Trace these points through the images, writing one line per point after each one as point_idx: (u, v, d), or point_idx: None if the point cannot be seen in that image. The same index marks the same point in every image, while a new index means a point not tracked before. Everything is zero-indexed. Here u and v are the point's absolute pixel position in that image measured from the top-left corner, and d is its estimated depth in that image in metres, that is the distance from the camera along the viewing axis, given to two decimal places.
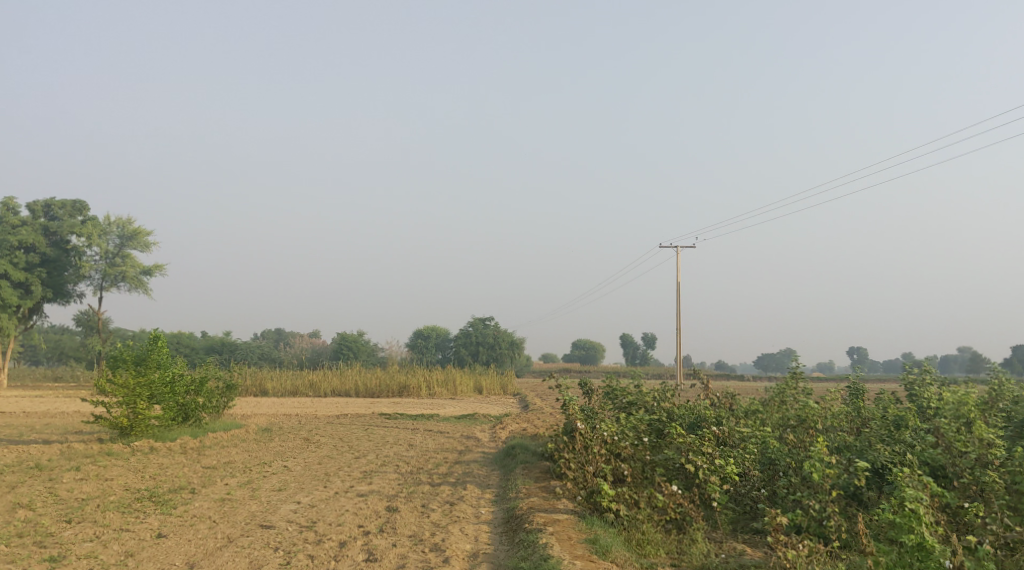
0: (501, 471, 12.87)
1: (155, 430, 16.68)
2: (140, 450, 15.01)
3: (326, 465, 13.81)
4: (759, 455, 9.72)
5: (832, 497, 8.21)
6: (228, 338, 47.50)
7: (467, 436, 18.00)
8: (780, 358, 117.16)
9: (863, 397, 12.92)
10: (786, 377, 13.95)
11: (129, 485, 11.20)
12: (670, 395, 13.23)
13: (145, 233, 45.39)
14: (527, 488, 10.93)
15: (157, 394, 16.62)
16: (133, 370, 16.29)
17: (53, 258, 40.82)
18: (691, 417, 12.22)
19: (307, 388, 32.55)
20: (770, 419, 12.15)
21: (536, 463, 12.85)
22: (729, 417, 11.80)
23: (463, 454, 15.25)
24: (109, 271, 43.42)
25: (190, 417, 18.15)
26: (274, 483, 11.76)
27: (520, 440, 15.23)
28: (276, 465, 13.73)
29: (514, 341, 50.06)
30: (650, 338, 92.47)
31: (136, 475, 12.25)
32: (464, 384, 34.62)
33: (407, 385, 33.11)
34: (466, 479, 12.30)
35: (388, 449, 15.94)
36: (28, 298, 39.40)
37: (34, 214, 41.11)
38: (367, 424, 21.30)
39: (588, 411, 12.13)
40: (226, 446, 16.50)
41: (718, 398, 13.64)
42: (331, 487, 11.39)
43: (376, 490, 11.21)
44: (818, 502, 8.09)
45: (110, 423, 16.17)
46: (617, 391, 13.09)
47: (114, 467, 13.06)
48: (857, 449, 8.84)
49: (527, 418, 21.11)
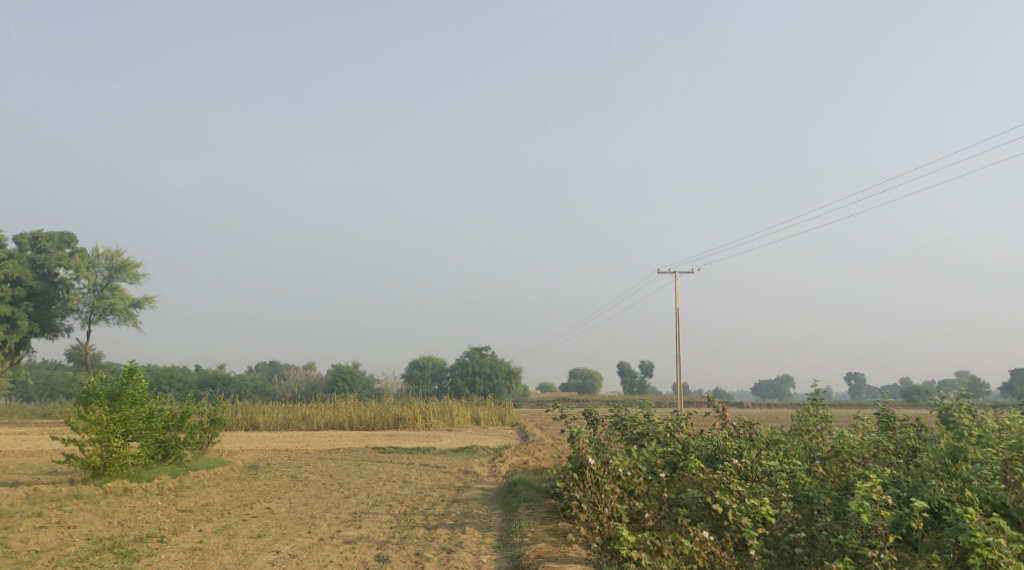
0: (503, 511, 11.81)
1: (131, 469, 15.61)
2: (114, 492, 13.93)
3: (312, 506, 12.73)
4: (792, 494, 8.83)
5: (887, 543, 7.29)
6: (221, 371, 46.42)
7: (465, 471, 16.93)
8: (779, 387, 115.92)
9: (894, 424, 11.91)
10: (807, 405, 12.93)
11: (91, 534, 10.13)
12: (683, 423, 12.26)
13: (135, 264, 44.37)
14: (534, 532, 9.88)
15: (133, 431, 15.52)
16: (106, 406, 15.22)
17: (40, 291, 39.74)
18: (709, 449, 11.23)
19: (299, 422, 31.39)
20: (795, 451, 11.18)
21: (541, 501, 11.82)
22: (750, 448, 10.85)
23: (461, 491, 14.17)
24: (98, 303, 42.39)
25: (170, 454, 17.01)
26: (253, 528, 10.69)
27: (523, 475, 14.19)
28: (258, 507, 12.65)
29: (511, 371, 49.24)
30: (649, 367, 91.51)
31: (103, 522, 11.16)
32: (461, 415, 33.60)
33: (402, 417, 32.00)
34: (465, 520, 11.26)
35: (380, 487, 14.85)
36: (14, 333, 38.34)
37: (21, 247, 39.97)
38: (358, 459, 20.18)
39: (595, 443, 11.13)
40: (206, 486, 15.41)
41: (736, 429, 12.60)
42: (315, 533, 10.31)
43: (365, 535, 10.13)
44: (872, 550, 7.18)
45: (82, 462, 15.06)
46: (627, 420, 12.09)
47: (81, 512, 11.98)
48: (909, 485, 7.96)
49: (527, 450, 20.08)
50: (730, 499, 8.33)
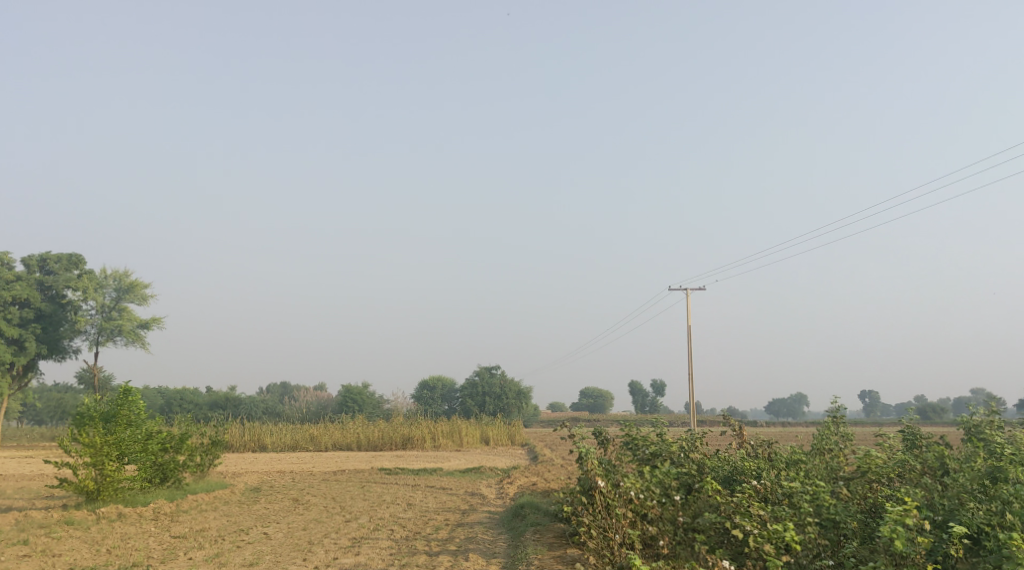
0: (510, 536, 11.26)
1: (126, 494, 15.13)
2: (107, 518, 13.42)
3: (310, 531, 12.22)
4: (817, 516, 8.32)
5: None
6: (231, 392, 45.99)
7: (472, 493, 16.35)
8: (792, 405, 114.72)
9: (921, 443, 11.32)
10: (828, 425, 12.38)
11: (75, 563, 9.63)
12: (698, 442, 11.73)
13: (143, 285, 44.10)
14: (540, 559, 9.34)
15: (128, 453, 15.06)
16: (101, 428, 14.79)
17: (48, 313, 39.47)
18: (725, 470, 10.69)
19: (307, 442, 30.89)
20: (816, 470, 10.64)
21: (548, 525, 11.29)
22: (770, 468, 10.33)
23: (467, 514, 13.63)
24: (106, 324, 42.10)
25: (169, 478, 16.53)
26: (246, 556, 10.15)
27: (530, 497, 13.63)
28: (255, 533, 12.14)
29: (521, 391, 48.55)
30: (660, 386, 90.57)
31: (90, 549, 10.64)
32: (470, 435, 32.99)
33: (411, 436, 31.44)
34: (469, 546, 10.72)
35: (383, 510, 14.31)
36: (22, 355, 38.03)
37: (29, 269, 39.77)
38: (363, 480, 19.66)
39: (606, 464, 10.61)
40: (204, 510, 14.90)
41: (754, 449, 12.05)
42: (310, 561, 9.77)
43: (363, 564, 9.57)
44: None
45: (76, 486, 14.60)
46: (639, 440, 11.57)
47: (70, 539, 11.49)
48: (944, 507, 7.39)
49: (537, 471, 19.48)
50: (751, 525, 7.76)
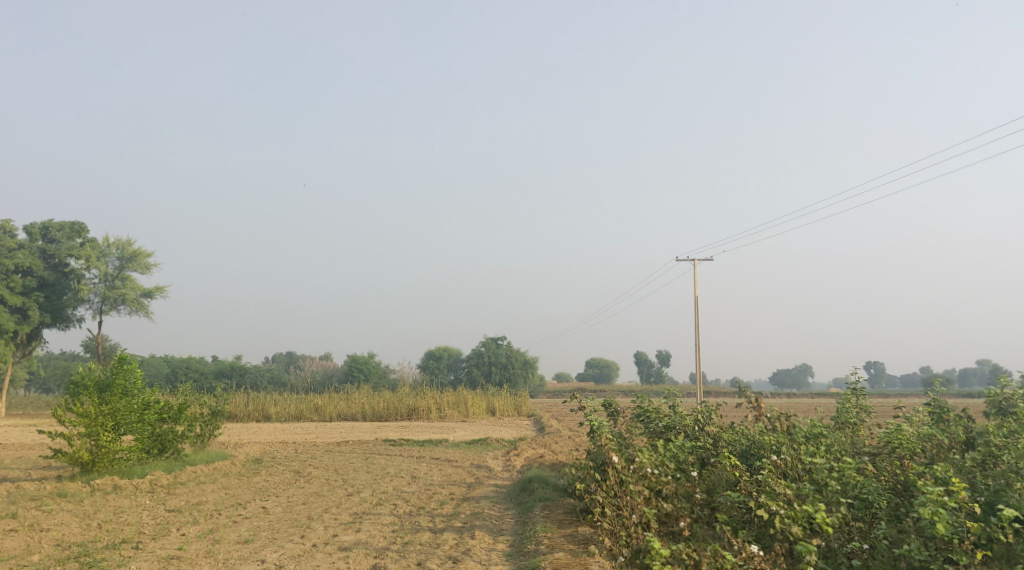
0: (517, 511, 10.81)
1: (123, 465, 14.74)
2: (102, 491, 13.01)
3: (310, 506, 11.78)
4: (846, 495, 7.82)
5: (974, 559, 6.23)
6: (237, 361, 45.74)
7: (478, 466, 15.92)
8: (798, 374, 114.84)
9: (950, 415, 10.85)
10: (848, 398, 11.88)
11: (63, 539, 9.18)
12: (714, 415, 11.18)
13: (146, 253, 43.64)
14: (550, 539, 8.85)
15: (124, 424, 14.64)
16: (95, 398, 14.37)
17: (51, 282, 39.07)
18: (742, 443, 10.15)
19: (311, 412, 30.58)
20: (837, 445, 10.12)
21: (558, 501, 10.83)
22: (789, 442, 9.79)
23: (472, 487, 13.18)
24: (109, 293, 41.67)
25: (167, 448, 16.12)
26: (242, 532, 9.68)
27: (538, 471, 13.17)
28: (252, 507, 11.70)
29: (527, 361, 48.08)
30: (666, 357, 90.30)
31: (81, 524, 10.19)
32: (476, 405, 32.63)
33: (416, 407, 31.07)
34: (475, 522, 10.23)
35: (386, 483, 13.88)
36: (26, 324, 37.68)
37: (31, 237, 39.29)
38: (367, 452, 19.24)
39: (619, 437, 10.08)
40: (202, 483, 14.48)
41: (771, 422, 11.52)
42: (308, 538, 9.28)
43: (364, 542, 9.07)
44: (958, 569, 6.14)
45: (70, 457, 14.18)
46: (651, 412, 11.10)
47: (60, 512, 11.05)
48: (990, 489, 6.88)
49: (544, 443, 19.06)
50: (778, 505, 7.21)
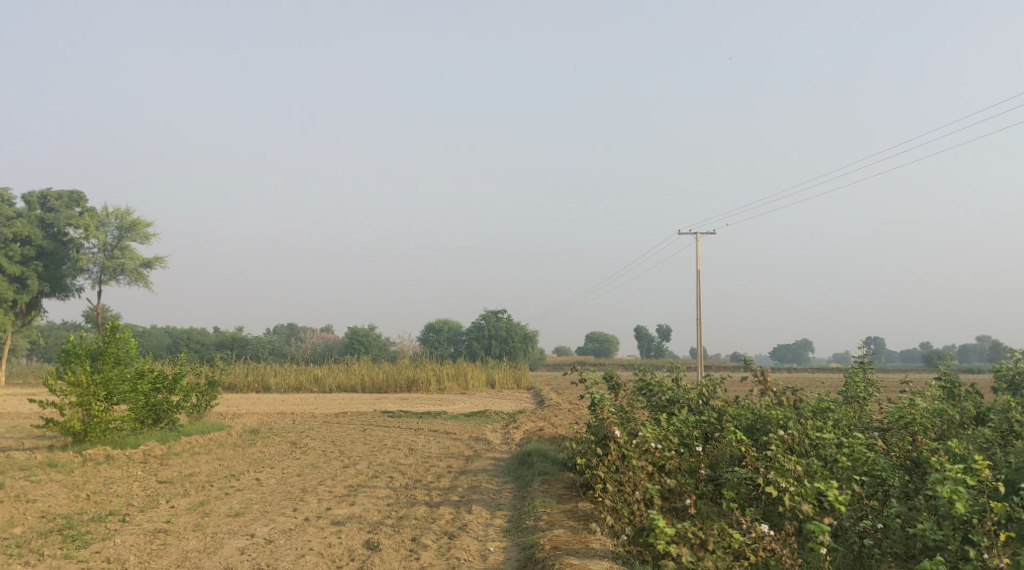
0: (516, 485, 10.55)
1: (115, 435, 14.49)
2: (93, 461, 12.77)
3: (305, 478, 11.53)
4: (857, 472, 7.55)
5: (997, 541, 5.99)
6: (238, 332, 45.53)
7: (476, 438, 15.67)
8: (797, 349, 114.84)
9: (962, 391, 10.58)
10: (855, 373, 11.59)
11: (48, 511, 8.92)
12: (718, 387, 10.84)
13: (145, 223, 43.24)
14: (550, 514, 8.59)
15: (117, 393, 14.37)
16: (88, 366, 14.10)
17: (50, 251, 38.73)
18: (747, 417, 9.85)
19: (311, 383, 30.37)
20: (845, 419, 9.85)
21: (557, 475, 10.57)
22: (796, 416, 9.48)
23: (470, 460, 12.93)
24: (108, 263, 41.31)
25: (162, 419, 15.86)
26: (233, 505, 9.42)
27: (537, 444, 12.91)
28: (246, 479, 11.45)
29: (527, 334, 47.82)
30: (666, 331, 90.15)
31: (69, 495, 9.94)
32: (476, 378, 32.45)
33: (416, 379, 30.86)
34: (473, 496, 9.98)
35: (383, 455, 13.64)
36: (25, 293, 37.39)
37: (30, 205, 38.85)
38: (365, 424, 19.00)
39: (620, 411, 9.80)
40: (197, 453, 14.26)
41: (777, 395, 11.22)
42: (300, 512, 9.01)
43: (357, 516, 8.80)
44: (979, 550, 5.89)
45: (62, 427, 13.93)
46: (654, 386, 10.81)
47: (49, 483, 10.79)
48: (1012, 467, 6.62)
49: (544, 416, 18.82)
50: (788, 482, 6.93)
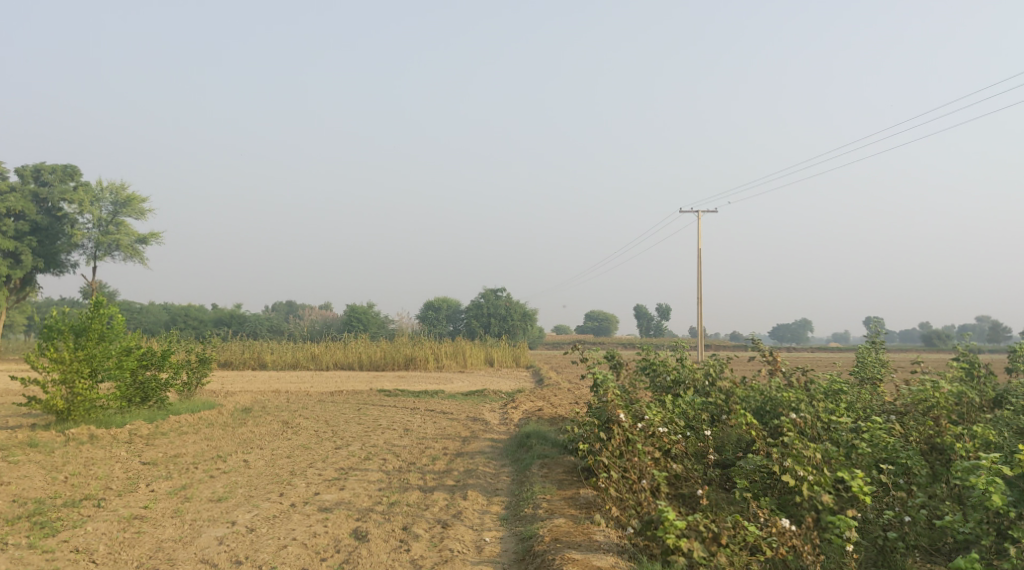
0: (514, 469, 10.10)
1: (101, 414, 14.05)
2: (76, 440, 12.32)
3: (295, 460, 11.08)
4: (878, 459, 7.09)
5: None
6: (237, 310, 45.09)
7: (474, 418, 15.24)
8: (797, 329, 114.60)
9: (981, 371, 10.09)
10: (867, 354, 11.07)
11: (20, 494, 8.47)
12: (725, 367, 10.36)
13: (140, 199, 42.60)
14: (549, 502, 8.13)
15: (102, 371, 13.89)
16: (71, 343, 13.62)
17: (45, 226, 38.15)
18: (756, 399, 9.33)
19: (308, 361, 29.93)
20: (859, 402, 9.37)
21: (557, 459, 10.10)
22: (808, 398, 9.00)
23: (467, 442, 12.49)
24: (103, 239, 40.73)
25: (150, 398, 15.40)
26: (216, 489, 8.96)
27: (536, 425, 12.45)
28: (233, 461, 11.00)
29: (527, 313, 47.38)
30: (666, 310, 89.60)
31: (45, 478, 9.47)
32: (475, 356, 32.08)
33: (413, 357, 30.41)
34: (468, 481, 9.50)
35: (377, 436, 13.20)
36: (18, 269, 36.83)
37: (23, 179, 38.20)
38: (361, 403, 18.58)
39: (623, 392, 9.31)
40: (184, 433, 13.80)
41: (788, 375, 10.70)
42: (286, 497, 8.56)
43: (346, 502, 8.33)
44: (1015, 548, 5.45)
45: (44, 406, 13.45)
46: (658, 365, 10.32)
47: (26, 463, 10.32)
48: None
49: (543, 395, 18.40)
50: (806, 471, 6.48)
